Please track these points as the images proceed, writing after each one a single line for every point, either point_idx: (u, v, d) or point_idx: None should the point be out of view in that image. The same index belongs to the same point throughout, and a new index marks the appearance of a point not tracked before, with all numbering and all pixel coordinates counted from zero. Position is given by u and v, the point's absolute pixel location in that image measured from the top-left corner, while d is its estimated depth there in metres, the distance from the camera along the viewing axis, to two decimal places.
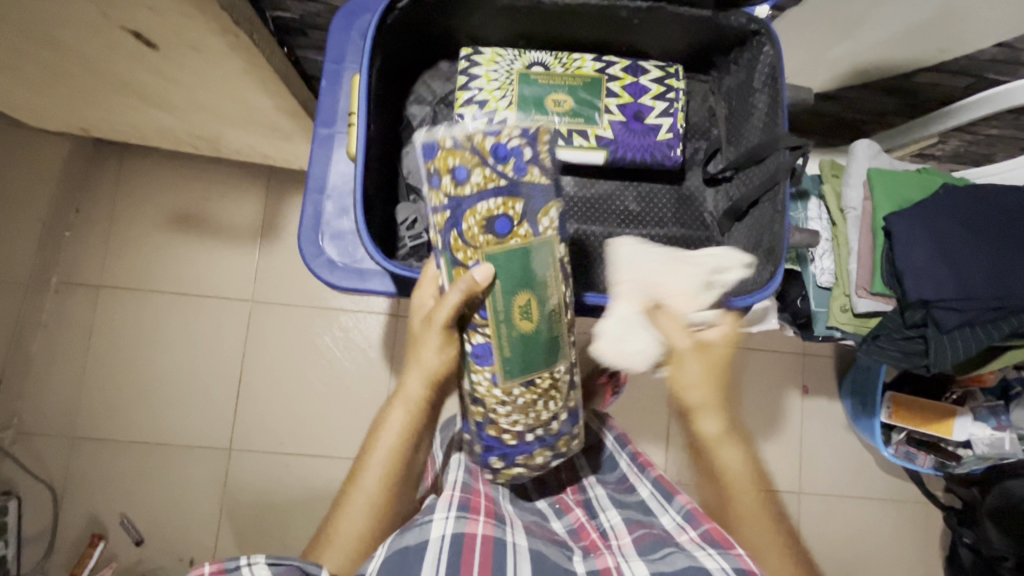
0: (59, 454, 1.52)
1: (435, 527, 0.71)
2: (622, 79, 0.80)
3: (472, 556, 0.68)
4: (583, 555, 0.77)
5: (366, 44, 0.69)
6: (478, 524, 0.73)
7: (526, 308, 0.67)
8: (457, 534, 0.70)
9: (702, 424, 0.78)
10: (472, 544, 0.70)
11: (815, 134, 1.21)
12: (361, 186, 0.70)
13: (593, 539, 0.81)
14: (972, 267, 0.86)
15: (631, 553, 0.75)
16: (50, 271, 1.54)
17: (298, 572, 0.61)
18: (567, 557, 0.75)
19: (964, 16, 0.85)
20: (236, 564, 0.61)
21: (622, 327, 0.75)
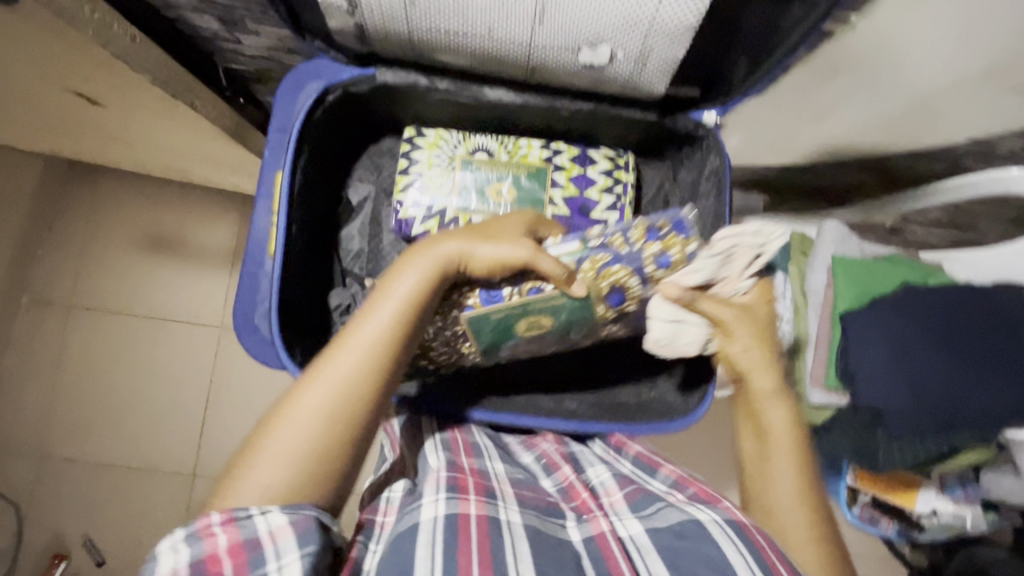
0: (26, 472, 1.51)
1: (425, 510, 0.59)
2: (569, 169, 0.77)
3: (470, 536, 0.56)
4: (577, 519, 0.65)
5: (293, 138, 0.66)
6: (470, 503, 0.61)
7: (544, 323, 0.75)
8: (452, 515, 0.58)
9: (758, 378, 0.71)
10: (468, 526, 0.57)
11: (794, 201, 1.17)
12: (278, 287, 0.67)
13: (586, 497, 0.69)
14: (925, 379, 0.82)
15: (623, 512, 0.65)
16: (23, 289, 1.53)
17: (311, 521, 0.52)
18: (560, 526, 0.63)
19: (941, 113, 0.76)
20: (247, 514, 0.50)
21: (672, 324, 0.74)
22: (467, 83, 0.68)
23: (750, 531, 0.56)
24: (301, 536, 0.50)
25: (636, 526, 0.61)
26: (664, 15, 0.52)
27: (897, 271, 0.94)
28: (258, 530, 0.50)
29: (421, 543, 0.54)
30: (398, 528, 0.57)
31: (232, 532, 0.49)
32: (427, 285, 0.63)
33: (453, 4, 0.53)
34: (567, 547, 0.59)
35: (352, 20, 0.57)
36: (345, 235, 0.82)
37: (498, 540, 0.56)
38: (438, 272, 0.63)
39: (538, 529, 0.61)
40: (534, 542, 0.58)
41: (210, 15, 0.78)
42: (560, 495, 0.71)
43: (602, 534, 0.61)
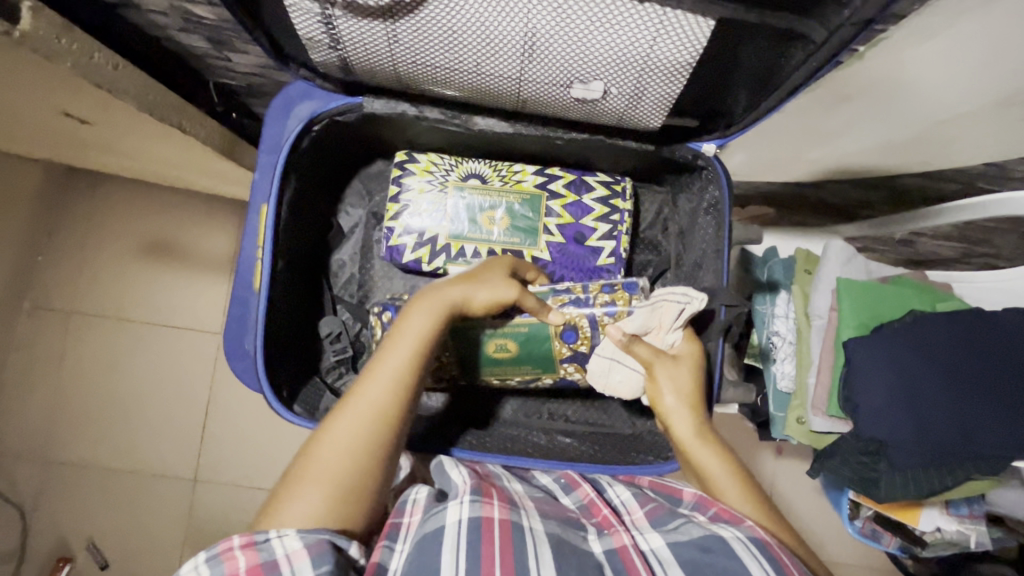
0: (28, 477, 1.49)
1: (449, 511, 0.54)
2: (564, 197, 0.75)
3: (494, 540, 0.51)
4: (597, 532, 0.58)
5: (279, 169, 0.65)
6: (494, 506, 0.55)
7: (506, 350, 0.74)
8: (475, 517, 0.53)
9: (678, 424, 0.66)
10: (491, 531, 0.52)
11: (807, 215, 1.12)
12: (262, 322, 0.66)
13: (607, 513, 0.61)
14: (929, 410, 0.81)
15: (645, 528, 0.58)
16: (23, 295, 1.50)
17: (329, 544, 0.50)
18: (581, 537, 0.57)
19: (953, 137, 0.72)
20: (266, 537, 0.49)
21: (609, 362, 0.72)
22: (456, 112, 0.66)
23: (778, 553, 0.51)
24: (316, 558, 0.48)
25: (659, 539, 0.55)
26: (658, 55, 0.49)
27: (905, 295, 0.91)
28: (275, 554, 0.48)
29: (446, 546, 0.51)
30: (423, 531, 0.53)
31: (252, 555, 0.48)
32: (438, 327, 0.61)
33: (437, 41, 0.51)
34: (589, 560, 0.53)
35: (334, 54, 0.55)
36: (338, 260, 0.82)
37: (521, 547, 0.51)
38: (447, 311, 0.62)
39: (560, 538, 0.55)
40: (558, 550, 0.52)
41: (198, 35, 0.76)
42: (578, 510, 0.63)
43: (625, 547, 0.54)
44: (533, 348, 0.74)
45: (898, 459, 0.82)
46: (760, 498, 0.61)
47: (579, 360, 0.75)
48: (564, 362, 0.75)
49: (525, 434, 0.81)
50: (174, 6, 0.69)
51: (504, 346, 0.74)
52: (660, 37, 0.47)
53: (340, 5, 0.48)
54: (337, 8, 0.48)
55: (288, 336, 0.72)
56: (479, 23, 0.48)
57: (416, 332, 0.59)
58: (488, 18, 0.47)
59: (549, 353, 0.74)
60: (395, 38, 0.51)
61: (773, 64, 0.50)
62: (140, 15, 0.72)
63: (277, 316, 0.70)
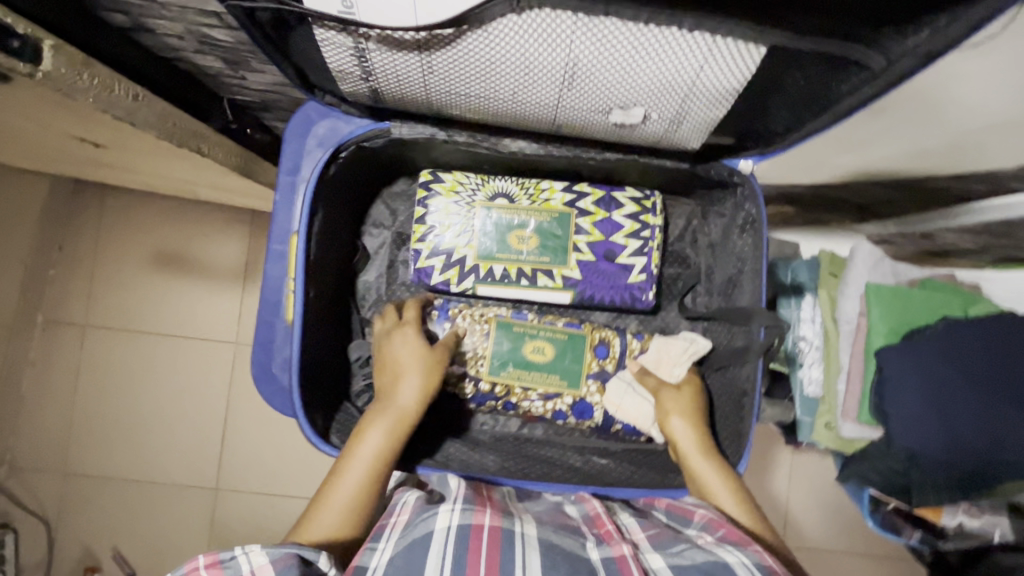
0: (53, 488, 1.47)
1: (439, 517, 0.52)
2: (593, 214, 0.74)
3: (479, 550, 0.49)
4: (596, 542, 0.55)
5: (308, 195, 0.65)
6: (486, 516, 0.54)
7: (543, 354, 0.78)
8: (465, 526, 0.51)
9: (679, 432, 0.69)
10: (482, 537, 0.50)
11: (841, 213, 1.08)
12: (298, 353, 0.66)
13: (610, 527, 0.58)
14: (962, 418, 0.81)
15: (646, 548, 0.55)
16: (36, 310, 1.46)
17: (296, 557, 0.50)
18: (578, 543, 0.54)
19: (988, 148, 0.69)
20: (231, 555, 0.49)
21: (625, 386, 0.78)
22: (486, 135, 0.64)
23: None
24: (281, 572, 0.48)
25: (660, 559, 0.52)
26: (705, 81, 0.48)
27: (938, 300, 0.90)
28: (241, 570, 0.48)
29: (431, 555, 0.49)
30: (410, 535, 0.52)
31: (216, 574, 0.47)
32: (395, 445, 0.64)
33: (474, 72, 0.49)
34: (581, 562, 0.50)
35: (365, 84, 0.54)
36: (364, 282, 0.82)
37: (510, 554, 0.49)
38: (405, 427, 0.65)
39: (553, 543, 0.52)
40: (549, 555, 0.50)
41: (213, 56, 0.74)
42: (583, 521, 0.61)
43: (623, 556, 0.51)
44: (566, 362, 0.79)
45: (931, 467, 0.82)
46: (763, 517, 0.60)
47: (602, 378, 0.79)
48: (589, 378, 0.79)
49: (560, 454, 0.79)
50: (190, 29, 0.67)
51: (543, 351, 0.79)
52: (708, 65, 0.45)
53: (374, 39, 0.46)
54: (372, 42, 0.46)
55: (320, 363, 0.72)
56: (520, 56, 0.46)
57: (374, 452, 0.62)
58: (529, 50, 0.45)
59: (580, 367, 0.79)
60: (430, 68, 0.49)
61: (823, 89, 0.49)
62: (154, 39, 0.70)
63: (309, 346, 0.70)
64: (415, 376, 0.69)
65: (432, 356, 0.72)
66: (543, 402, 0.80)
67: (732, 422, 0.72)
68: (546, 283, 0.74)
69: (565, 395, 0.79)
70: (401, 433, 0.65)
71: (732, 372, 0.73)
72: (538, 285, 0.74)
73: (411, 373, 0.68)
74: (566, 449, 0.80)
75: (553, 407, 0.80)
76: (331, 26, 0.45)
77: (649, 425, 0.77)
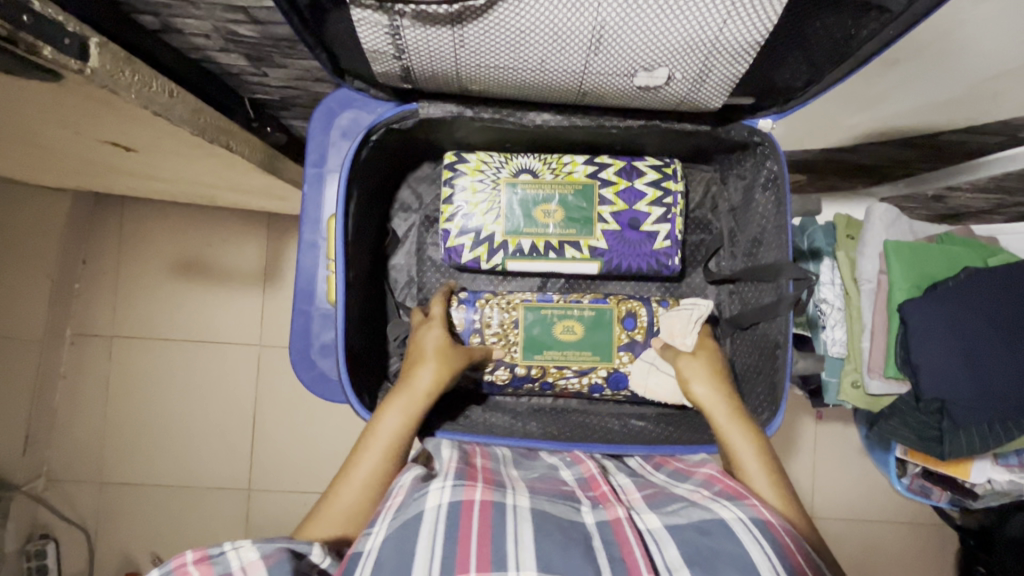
0: (90, 498, 1.45)
1: (429, 497, 0.51)
2: (616, 183, 0.75)
3: (472, 523, 0.48)
4: (592, 505, 0.56)
5: (342, 179, 0.68)
6: (476, 489, 0.53)
7: (573, 333, 0.81)
8: (455, 502, 0.51)
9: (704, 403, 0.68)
10: (472, 512, 0.50)
11: (855, 175, 1.09)
12: (342, 333, 0.70)
13: (605, 488, 0.59)
14: (988, 363, 0.82)
15: (642, 508, 0.56)
16: (64, 324, 1.44)
17: (286, 552, 0.49)
18: (573, 508, 0.55)
19: (1001, 93, 0.70)
20: (220, 550, 0.48)
21: (651, 364, 0.80)
22: (512, 110, 0.67)
23: (778, 531, 0.50)
24: (273, 568, 0.47)
25: (656, 520, 0.53)
26: (728, 37, 0.49)
27: (956, 253, 0.91)
28: (230, 566, 0.46)
29: (422, 534, 0.48)
30: (401, 514, 0.51)
31: (205, 570, 0.46)
32: (411, 427, 0.65)
33: (506, 43, 0.51)
34: (576, 529, 0.51)
35: (398, 63, 0.56)
36: (393, 264, 0.86)
37: (500, 527, 0.48)
38: (421, 410, 0.66)
39: (545, 512, 0.52)
40: (541, 524, 0.50)
41: (238, 53, 0.76)
42: (577, 484, 0.62)
43: (618, 519, 0.52)
44: (598, 336, 0.81)
45: (961, 416, 0.83)
46: (788, 488, 0.60)
47: (633, 348, 0.81)
48: (621, 350, 0.81)
49: (597, 420, 0.82)
50: (217, 27, 0.69)
51: (572, 330, 0.81)
52: (731, 20, 0.47)
53: (409, 15, 0.48)
54: (406, 18, 0.49)
55: (357, 343, 0.74)
56: (548, 22, 0.48)
57: (390, 433, 0.63)
58: (556, 15, 0.47)
59: (610, 339, 0.81)
60: (461, 42, 0.51)
61: (843, 33, 0.51)
62: (181, 39, 0.73)
63: (347, 327, 0.72)
64: (432, 361, 0.70)
65: (451, 347, 0.73)
66: (578, 378, 0.81)
67: (765, 378, 0.74)
68: (574, 254, 0.76)
69: (599, 368, 0.81)
70: (416, 418, 0.65)
71: (760, 329, 0.75)
72: (566, 257, 0.76)
73: (428, 364, 0.69)
74: (602, 416, 0.83)
75: (589, 382, 0.82)
76: (369, 5, 0.48)
77: (678, 399, 0.78)
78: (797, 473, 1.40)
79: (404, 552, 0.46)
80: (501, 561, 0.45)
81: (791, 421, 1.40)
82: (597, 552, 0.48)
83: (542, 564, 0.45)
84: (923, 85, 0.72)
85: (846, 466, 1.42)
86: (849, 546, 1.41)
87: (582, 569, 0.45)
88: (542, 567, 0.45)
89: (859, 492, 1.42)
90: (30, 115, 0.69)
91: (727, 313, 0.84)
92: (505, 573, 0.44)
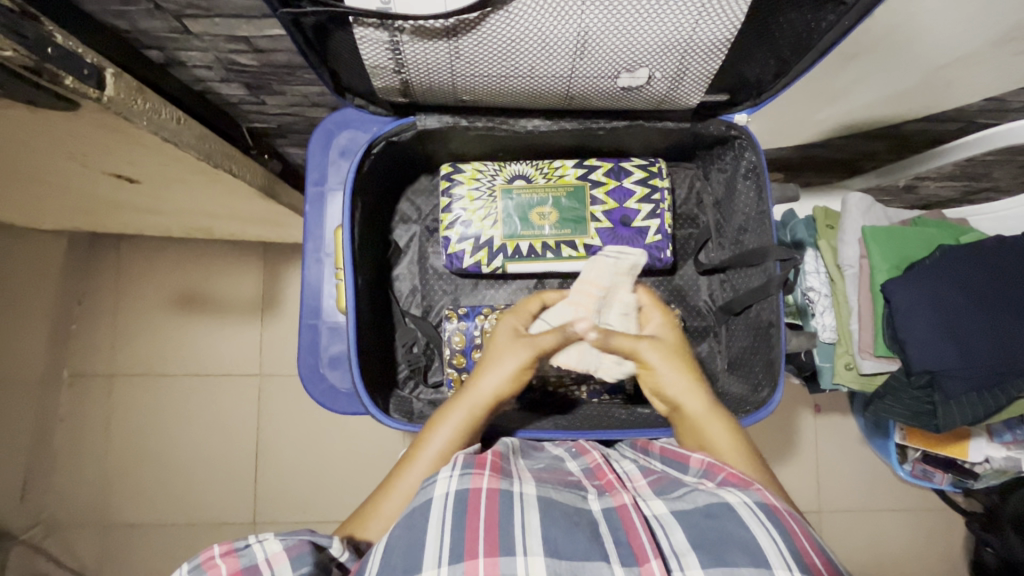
0: (90, 543, 1.41)
1: (437, 484, 0.52)
2: (606, 184, 0.79)
3: (479, 512, 0.49)
4: (598, 493, 0.56)
5: (348, 192, 0.71)
6: (484, 477, 0.53)
7: None
8: (462, 490, 0.51)
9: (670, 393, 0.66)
10: (480, 502, 0.50)
11: (827, 169, 1.15)
12: (354, 340, 0.72)
13: (611, 477, 0.59)
14: (973, 335, 0.85)
15: (648, 495, 0.56)
16: (62, 365, 1.43)
17: (311, 546, 0.49)
18: (580, 496, 0.56)
19: (952, 77, 0.76)
20: (245, 543, 0.48)
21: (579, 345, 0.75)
22: (504, 118, 0.71)
23: (784, 516, 0.50)
24: (297, 560, 0.48)
25: (662, 507, 0.53)
26: (701, 36, 0.54)
27: (929, 234, 0.95)
28: (257, 557, 0.47)
29: (431, 523, 0.49)
30: (414, 502, 0.52)
31: (232, 562, 0.47)
32: (465, 436, 0.63)
33: (499, 52, 0.55)
34: (583, 514, 0.52)
35: (397, 77, 0.60)
36: (396, 274, 0.89)
37: (508, 514, 0.49)
38: (476, 416, 0.65)
39: (552, 500, 0.53)
40: (548, 512, 0.50)
41: (238, 83, 0.80)
42: (583, 474, 0.63)
43: (623, 505, 0.53)
44: None
45: (950, 387, 0.86)
46: (765, 467, 0.60)
47: None
48: None
49: (604, 411, 0.86)
50: (219, 57, 0.73)
51: None
52: (702, 21, 0.52)
53: (408, 30, 0.52)
54: (406, 34, 0.53)
55: (366, 352, 0.76)
56: (536, 30, 0.52)
57: (445, 437, 0.63)
58: (545, 24, 0.52)
59: None
60: (456, 53, 0.55)
61: (806, 29, 0.56)
62: (186, 71, 0.77)
63: (357, 336, 0.74)
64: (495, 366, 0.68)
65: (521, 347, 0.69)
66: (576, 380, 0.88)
67: (762, 357, 0.76)
68: (570, 254, 0.79)
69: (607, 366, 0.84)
70: (472, 428, 0.64)
71: (754, 311, 0.78)
72: (564, 256, 0.79)
73: (480, 365, 0.68)
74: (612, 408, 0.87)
75: (587, 389, 0.89)
76: (370, 23, 0.52)
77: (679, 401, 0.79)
78: (799, 467, 1.42)
79: (412, 546, 0.47)
80: (509, 547, 0.46)
81: (789, 415, 1.43)
82: (604, 537, 0.49)
83: (549, 551, 0.46)
84: (880, 79, 0.77)
85: (848, 457, 1.43)
86: (858, 536, 1.42)
87: (590, 556, 0.46)
88: (549, 552, 0.46)
89: (863, 482, 1.43)
90: (41, 149, 0.72)
91: (720, 302, 0.88)
92: (513, 558, 0.45)
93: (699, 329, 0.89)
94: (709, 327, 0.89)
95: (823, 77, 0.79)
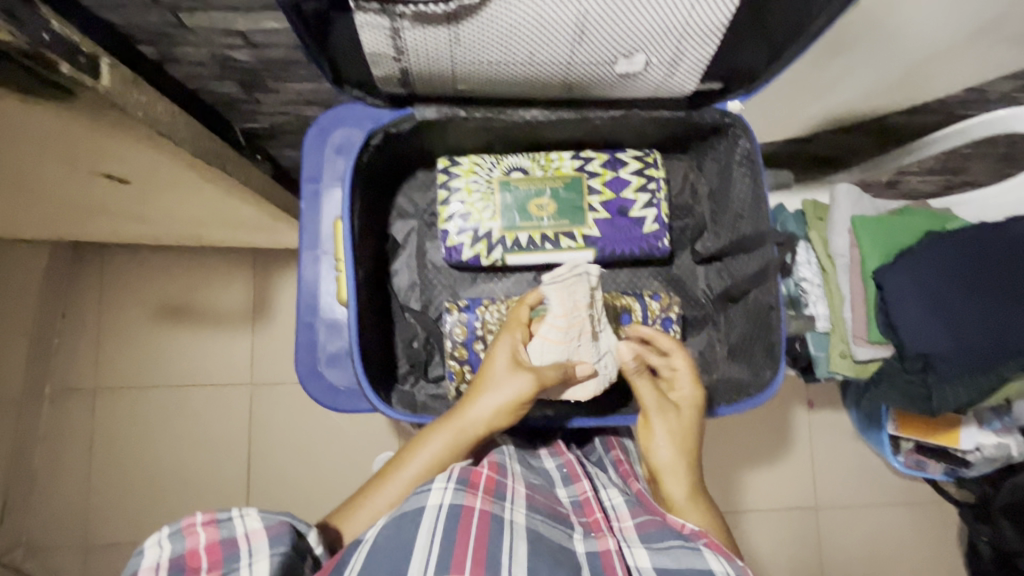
0: (73, 565, 1.36)
1: (431, 494, 0.52)
2: (603, 174, 0.80)
3: (470, 532, 0.48)
4: (584, 533, 0.55)
5: (347, 186, 0.71)
6: (478, 498, 0.53)
7: None
8: (456, 505, 0.51)
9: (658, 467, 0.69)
10: (472, 521, 0.50)
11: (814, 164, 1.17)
12: (355, 333, 0.71)
13: (599, 516, 0.58)
14: (966, 321, 0.86)
15: (633, 540, 0.55)
16: (44, 381, 1.39)
17: (287, 528, 0.49)
18: (566, 534, 0.54)
19: (933, 67, 0.78)
20: (227, 515, 0.48)
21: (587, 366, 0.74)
22: (502, 108, 0.72)
23: None
24: (274, 538, 0.48)
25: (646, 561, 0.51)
26: (697, 20, 0.55)
27: (914, 223, 0.98)
28: (234, 531, 0.47)
29: (421, 531, 0.48)
30: (401, 508, 0.51)
31: (211, 531, 0.47)
32: (455, 455, 0.65)
33: (499, 39, 0.56)
34: (568, 556, 0.50)
35: (397, 65, 0.61)
36: (394, 269, 0.88)
37: (498, 540, 0.48)
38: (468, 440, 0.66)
39: (541, 534, 0.52)
40: (537, 545, 0.49)
41: (232, 80, 0.79)
42: (571, 507, 0.61)
43: (608, 551, 0.51)
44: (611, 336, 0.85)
45: (945, 369, 0.87)
46: None
47: None
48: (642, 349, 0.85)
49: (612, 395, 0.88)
50: (213, 53, 0.73)
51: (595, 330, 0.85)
52: (698, 5, 0.53)
53: (409, 16, 0.52)
54: (406, 20, 0.53)
55: (367, 348, 0.76)
56: (536, 18, 0.53)
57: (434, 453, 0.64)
58: (544, 10, 0.52)
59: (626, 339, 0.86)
60: (457, 40, 0.56)
61: (800, 15, 0.58)
62: (179, 69, 0.76)
63: (359, 330, 0.73)
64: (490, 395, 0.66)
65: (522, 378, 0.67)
66: None
67: (762, 340, 0.77)
68: (569, 245, 0.80)
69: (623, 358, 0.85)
70: (460, 450, 0.65)
71: (752, 296, 0.79)
72: (563, 247, 0.80)
73: (478, 388, 0.67)
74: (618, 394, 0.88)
75: None
76: (370, 9, 0.52)
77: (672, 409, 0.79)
78: (796, 463, 1.43)
79: (400, 548, 0.47)
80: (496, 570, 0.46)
81: (784, 411, 1.44)
82: None
83: None
84: (865, 72, 0.79)
85: (843, 450, 1.45)
86: (857, 530, 1.43)
87: None
88: None
89: (859, 475, 1.44)
90: (30, 151, 0.71)
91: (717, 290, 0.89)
92: None
93: (699, 317, 0.90)
94: (707, 315, 0.90)
95: (810, 70, 0.81)
